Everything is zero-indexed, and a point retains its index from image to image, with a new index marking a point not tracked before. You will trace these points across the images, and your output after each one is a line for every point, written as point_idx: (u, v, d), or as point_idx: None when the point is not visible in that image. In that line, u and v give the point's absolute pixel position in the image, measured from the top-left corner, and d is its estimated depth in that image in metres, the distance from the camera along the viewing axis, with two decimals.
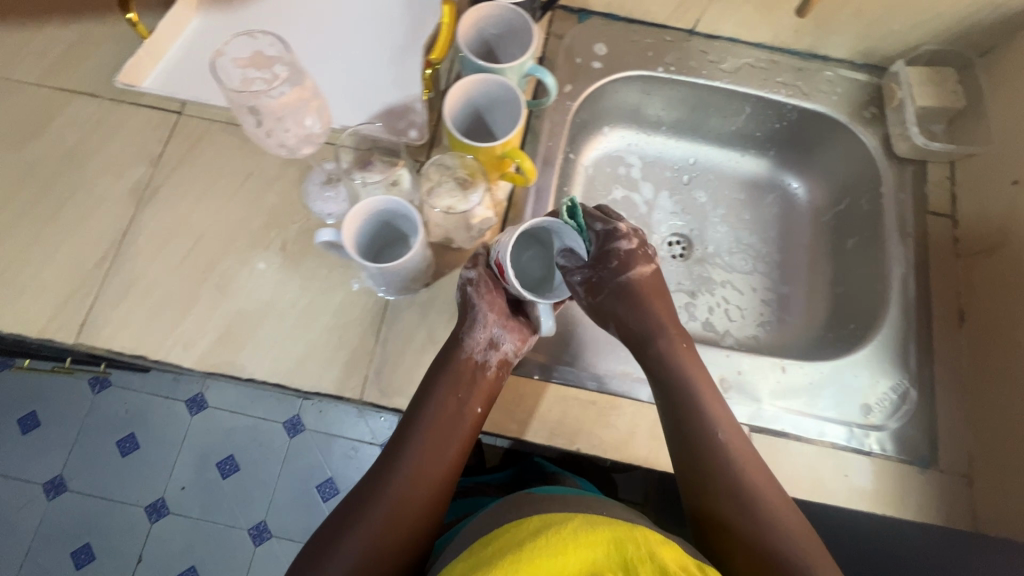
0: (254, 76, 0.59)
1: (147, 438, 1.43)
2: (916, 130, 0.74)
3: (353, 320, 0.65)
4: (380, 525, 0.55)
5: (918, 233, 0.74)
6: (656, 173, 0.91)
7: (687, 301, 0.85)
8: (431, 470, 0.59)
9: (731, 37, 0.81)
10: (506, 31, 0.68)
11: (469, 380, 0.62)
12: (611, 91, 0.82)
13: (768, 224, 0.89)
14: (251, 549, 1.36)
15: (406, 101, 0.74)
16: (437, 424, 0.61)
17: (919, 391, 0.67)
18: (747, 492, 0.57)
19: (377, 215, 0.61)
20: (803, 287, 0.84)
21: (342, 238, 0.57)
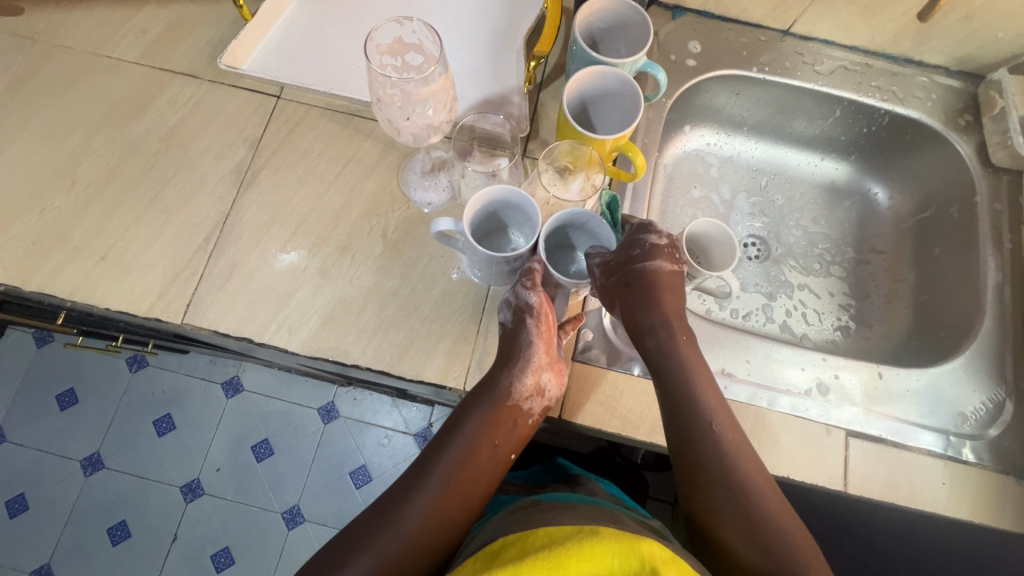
0: (388, 63, 0.60)
1: (184, 420, 1.43)
2: (1018, 139, 0.73)
3: (453, 311, 0.66)
4: (396, 543, 0.54)
5: (1014, 244, 0.73)
6: (734, 173, 0.91)
7: (765, 303, 0.85)
8: (453, 493, 0.58)
9: (827, 39, 0.80)
10: (616, 27, 0.68)
11: (505, 416, 0.60)
12: (701, 90, 0.81)
13: (845, 229, 0.89)
14: (284, 532, 1.36)
15: (502, 92, 0.74)
16: (464, 450, 0.59)
17: (1015, 402, 0.67)
18: (751, 509, 0.55)
19: (494, 204, 0.60)
20: (882, 293, 0.84)
21: (463, 228, 0.56)
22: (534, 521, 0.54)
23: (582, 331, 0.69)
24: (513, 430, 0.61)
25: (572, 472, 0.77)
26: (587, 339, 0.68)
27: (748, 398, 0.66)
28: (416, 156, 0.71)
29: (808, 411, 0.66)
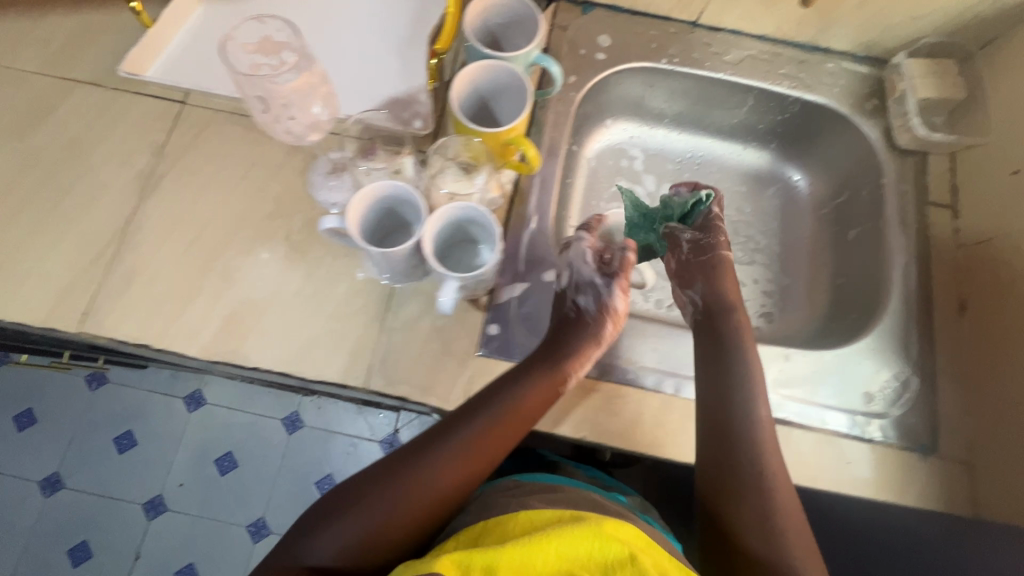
0: (262, 60, 0.67)
1: (145, 435, 1.41)
2: (917, 121, 0.74)
3: (357, 310, 0.66)
4: (396, 522, 0.51)
5: (919, 225, 0.74)
6: (659, 165, 0.92)
7: None
8: (466, 488, 0.55)
9: (734, 30, 0.81)
10: (512, 23, 0.68)
11: (532, 414, 0.58)
12: (613, 82, 0.82)
13: (770, 216, 0.89)
14: (249, 545, 1.35)
15: (409, 91, 0.74)
16: (484, 447, 0.56)
17: (919, 379, 0.68)
18: (769, 515, 0.54)
19: (392, 203, 0.61)
20: (804, 279, 0.85)
21: (347, 224, 0.56)
22: (514, 504, 0.54)
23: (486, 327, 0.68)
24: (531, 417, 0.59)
25: (550, 458, 0.73)
26: (496, 334, 0.66)
27: (652, 386, 0.65)
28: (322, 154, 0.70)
29: None
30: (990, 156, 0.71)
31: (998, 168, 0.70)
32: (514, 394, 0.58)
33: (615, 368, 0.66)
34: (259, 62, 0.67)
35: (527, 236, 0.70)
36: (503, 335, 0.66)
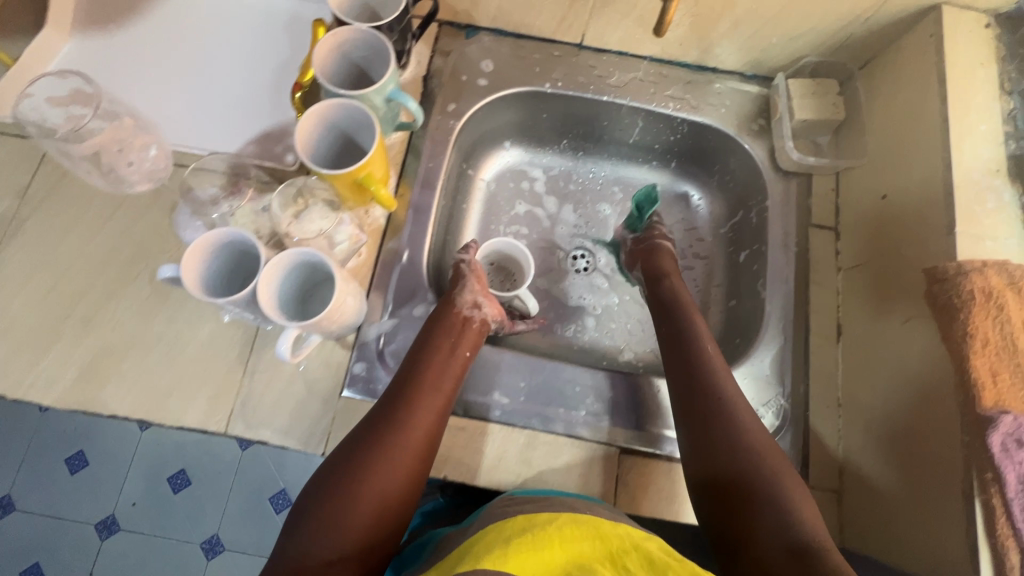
0: (74, 113, 0.66)
1: (97, 454, 1.22)
2: (790, 146, 0.75)
3: (220, 352, 0.65)
4: (370, 504, 0.52)
5: (801, 248, 0.74)
6: (561, 186, 0.90)
7: (590, 314, 0.85)
8: (424, 450, 0.57)
9: (620, 51, 0.80)
10: (373, 55, 0.66)
11: (455, 366, 0.63)
12: (498, 107, 0.81)
13: (673, 235, 0.87)
14: (203, 565, 1.23)
15: (281, 124, 0.73)
16: (423, 407, 0.59)
17: (793, 405, 0.67)
18: (738, 439, 0.58)
19: (234, 261, 0.58)
20: (700, 298, 0.83)
21: (184, 275, 0.53)
22: (500, 509, 0.48)
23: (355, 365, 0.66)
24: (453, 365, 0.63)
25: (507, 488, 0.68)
26: (363, 372, 0.66)
27: (513, 419, 0.65)
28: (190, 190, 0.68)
29: (578, 429, 0.65)
30: (866, 179, 0.71)
31: (871, 192, 0.69)
32: (435, 354, 0.63)
33: (480, 403, 0.65)
34: (72, 115, 0.66)
35: (397, 270, 0.70)
36: (371, 372, 0.66)
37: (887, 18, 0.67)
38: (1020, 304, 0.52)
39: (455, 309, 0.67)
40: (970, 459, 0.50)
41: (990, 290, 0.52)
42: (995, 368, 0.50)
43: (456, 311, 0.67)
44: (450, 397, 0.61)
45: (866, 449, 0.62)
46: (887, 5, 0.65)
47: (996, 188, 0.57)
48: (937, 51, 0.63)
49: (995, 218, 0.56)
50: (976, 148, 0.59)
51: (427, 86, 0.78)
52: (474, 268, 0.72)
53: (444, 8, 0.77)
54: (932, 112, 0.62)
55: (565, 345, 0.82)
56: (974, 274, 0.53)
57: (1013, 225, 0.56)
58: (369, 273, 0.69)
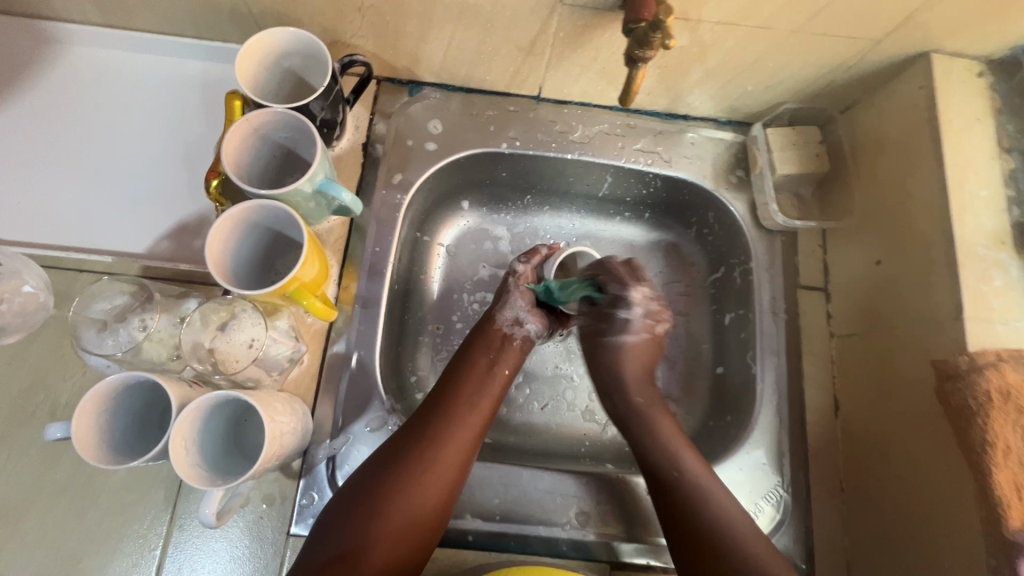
0: None
1: None
2: (775, 208, 0.68)
3: (142, 497, 0.55)
4: (396, 516, 0.52)
5: (790, 313, 0.68)
6: (527, 244, 0.79)
7: (566, 387, 0.74)
8: (457, 467, 0.55)
9: (583, 101, 0.72)
10: (298, 135, 0.56)
11: (494, 383, 0.61)
12: (451, 171, 0.72)
13: None
14: None
15: (202, 214, 0.63)
16: (459, 424, 0.57)
17: (795, 496, 0.61)
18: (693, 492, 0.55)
19: (141, 413, 0.49)
20: (685, 360, 0.75)
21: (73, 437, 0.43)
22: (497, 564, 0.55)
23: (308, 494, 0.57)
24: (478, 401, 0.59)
25: None
26: (314, 503, 0.57)
27: (490, 543, 0.58)
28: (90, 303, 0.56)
29: (560, 547, 0.58)
30: (858, 240, 0.65)
31: (864, 256, 0.64)
32: (473, 368, 0.61)
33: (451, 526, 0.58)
34: None
35: (346, 377, 0.61)
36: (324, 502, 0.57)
37: (871, 65, 0.61)
38: None
39: (495, 327, 0.65)
40: None
41: (1008, 389, 0.46)
42: (1019, 482, 0.45)
43: (495, 327, 0.65)
44: (466, 447, 0.56)
45: (875, 545, 0.57)
46: (871, 54, 0.59)
47: (1003, 263, 0.52)
48: (929, 105, 0.57)
49: (1005, 299, 0.51)
50: (978, 217, 0.53)
51: (368, 154, 0.69)
52: (524, 279, 0.67)
53: (380, 65, 0.68)
54: (928, 174, 0.56)
55: (541, 427, 0.72)
56: (989, 371, 0.47)
57: None
58: (313, 383, 0.60)
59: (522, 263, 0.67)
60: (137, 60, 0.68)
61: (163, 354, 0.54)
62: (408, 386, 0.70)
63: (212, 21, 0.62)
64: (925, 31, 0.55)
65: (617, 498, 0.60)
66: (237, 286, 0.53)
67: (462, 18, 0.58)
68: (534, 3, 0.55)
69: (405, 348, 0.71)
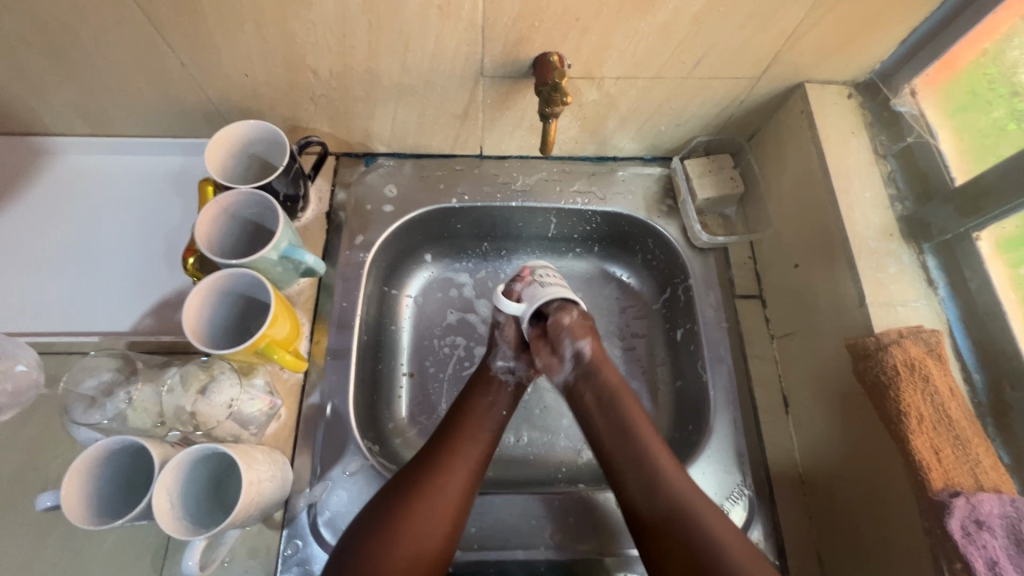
0: None
1: None
2: (697, 227, 0.76)
3: (131, 562, 0.57)
4: (410, 545, 0.52)
5: (731, 321, 0.73)
6: (489, 288, 0.85)
7: (538, 417, 0.77)
8: (463, 497, 0.56)
9: (521, 155, 0.80)
10: (263, 211, 0.63)
11: (493, 419, 0.64)
12: (410, 229, 0.79)
13: (610, 316, 0.83)
14: None
15: (183, 289, 0.70)
16: (465, 457, 0.59)
17: (759, 491, 0.64)
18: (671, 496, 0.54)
19: (124, 478, 0.52)
20: (648, 379, 0.78)
21: (64, 505, 0.46)
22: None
23: (291, 541, 0.60)
24: (488, 423, 0.63)
25: None
26: (297, 551, 0.59)
27: (470, 572, 0.60)
28: (78, 379, 0.60)
29: (537, 568, 0.60)
30: (777, 247, 0.73)
31: (787, 260, 0.70)
32: (479, 405, 0.64)
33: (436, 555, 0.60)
34: None
35: (323, 426, 0.65)
36: (307, 549, 0.59)
37: (759, 98, 0.70)
38: (941, 372, 0.52)
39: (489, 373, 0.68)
40: (936, 547, 0.48)
41: (912, 362, 0.52)
42: (935, 445, 0.49)
43: (490, 374, 0.68)
44: (475, 469, 0.59)
45: (837, 529, 0.59)
46: (755, 89, 0.68)
47: (893, 252, 0.59)
48: (811, 126, 0.66)
49: (899, 283, 0.58)
50: (866, 215, 0.61)
51: (332, 221, 0.76)
52: (509, 331, 0.70)
53: (337, 143, 0.77)
54: (820, 183, 0.64)
55: (518, 458, 0.74)
56: (893, 347, 0.52)
57: (919, 286, 0.58)
58: (292, 435, 0.65)
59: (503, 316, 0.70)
60: (122, 161, 0.77)
61: (149, 422, 0.58)
62: (386, 432, 0.72)
63: (185, 121, 0.71)
64: (793, 67, 0.65)
65: (588, 514, 0.63)
66: (212, 347, 0.58)
67: (402, 97, 0.67)
68: (461, 78, 0.64)
69: (380, 396, 0.74)
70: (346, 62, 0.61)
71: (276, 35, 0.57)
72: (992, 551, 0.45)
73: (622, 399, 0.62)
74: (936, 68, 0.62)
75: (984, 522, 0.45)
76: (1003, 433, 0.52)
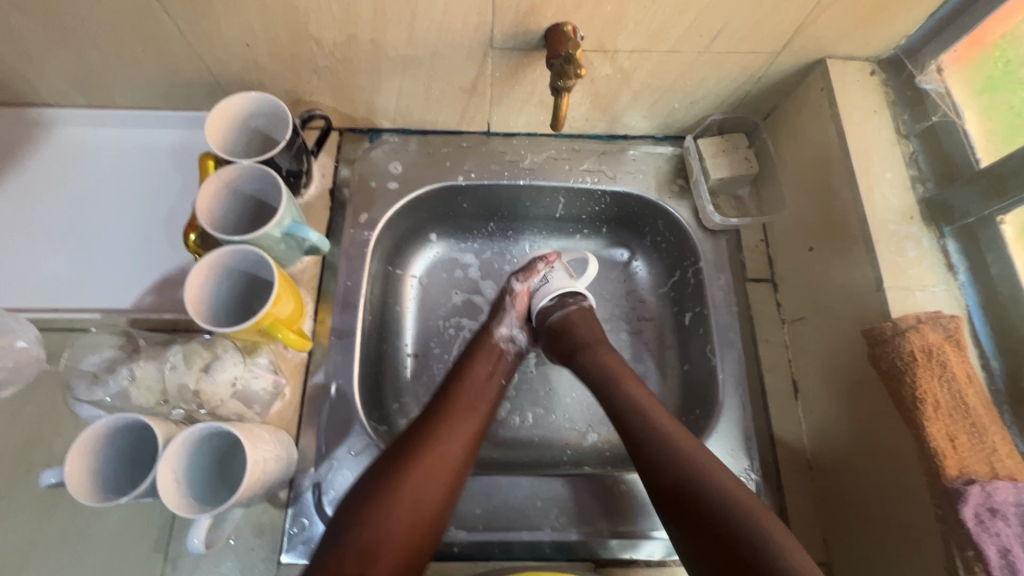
0: None
1: None
2: (710, 208, 0.74)
3: (137, 539, 0.57)
4: (405, 515, 0.51)
5: (742, 305, 0.72)
6: (496, 268, 0.83)
7: (541, 401, 0.76)
8: (459, 460, 0.56)
9: (529, 132, 0.78)
10: (265, 187, 0.62)
11: (489, 386, 0.63)
12: (415, 208, 0.77)
13: (617, 300, 0.82)
14: None
15: (185, 266, 0.68)
16: (460, 423, 0.58)
17: (766, 477, 0.64)
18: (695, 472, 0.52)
19: (129, 455, 0.52)
20: (655, 362, 0.77)
21: (68, 480, 0.46)
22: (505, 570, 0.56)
23: (298, 521, 0.60)
24: (486, 391, 0.63)
25: None
26: (303, 530, 0.59)
27: (474, 552, 0.60)
28: (80, 357, 0.59)
29: (543, 550, 0.61)
30: (791, 230, 0.71)
31: (801, 243, 0.69)
32: (473, 375, 0.63)
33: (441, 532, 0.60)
34: None
35: (327, 406, 0.64)
36: (313, 528, 0.59)
37: (777, 74, 0.68)
38: (959, 358, 0.51)
39: (493, 337, 0.68)
40: (948, 535, 0.48)
41: (929, 348, 0.50)
42: (951, 432, 0.48)
43: (492, 341, 0.68)
44: (472, 432, 0.59)
45: (847, 514, 0.59)
46: (775, 64, 0.66)
47: (914, 236, 0.58)
48: (831, 104, 0.64)
49: (918, 267, 0.56)
50: (886, 197, 0.59)
51: (336, 198, 0.75)
52: (519, 300, 0.71)
53: (341, 118, 0.75)
54: (839, 165, 0.62)
55: (523, 440, 0.73)
56: (911, 333, 0.51)
57: (938, 271, 0.56)
58: (296, 414, 0.64)
59: (519, 284, 0.71)
60: (120, 135, 0.75)
61: (151, 400, 0.57)
62: (391, 412, 0.72)
63: (184, 93, 0.69)
64: (815, 41, 0.62)
65: (593, 497, 0.62)
66: (216, 326, 0.57)
67: (407, 69, 0.65)
68: (470, 49, 0.61)
69: (385, 377, 0.74)
70: (350, 31, 0.58)
71: (278, 3, 0.54)
72: (1004, 539, 0.45)
73: (625, 384, 0.61)
74: (965, 43, 0.59)
75: (999, 510, 0.45)
76: (1019, 421, 0.51)
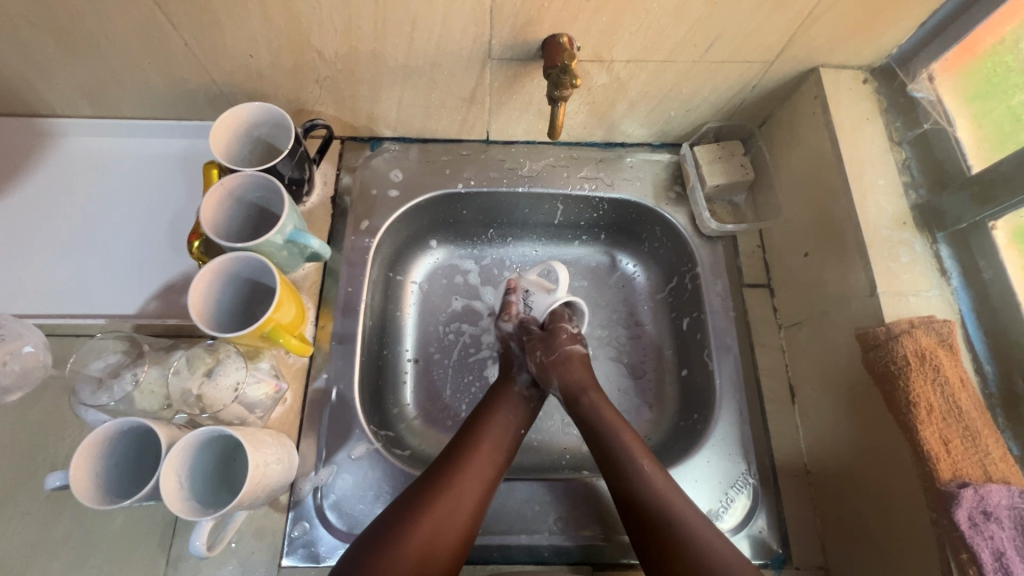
0: None
1: None
2: (706, 215, 0.75)
3: (140, 541, 0.58)
4: (416, 559, 0.52)
5: (739, 310, 0.73)
6: (495, 275, 0.84)
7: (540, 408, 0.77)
8: (474, 508, 0.56)
9: (528, 140, 0.79)
10: (267, 194, 0.63)
11: (509, 434, 0.64)
12: (415, 214, 0.78)
13: (615, 305, 0.82)
14: None
15: (189, 272, 0.70)
16: (478, 470, 0.59)
17: (765, 481, 0.64)
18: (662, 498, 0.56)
19: (133, 459, 0.52)
20: (654, 366, 0.78)
21: (74, 486, 0.47)
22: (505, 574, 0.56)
23: (299, 524, 0.60)
24: (505, 439, 0.63)
25: None
26: (304, 533, 0.60)
27: (474, 556, 0.61)
28: (86, 361, 0.61)
29: (542, 554, 0.61)
30: (786, 235, 0.71)
31: (797, 249, 0.69)
32: (495, 422, 0.64)
33: None
34: None
35: (328, 410, 0.65)
36: (314, 532, 0.60)
37: (772, 83, 0.69)
38: (952, 362, 0.51)
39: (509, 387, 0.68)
40: (943, 537, 0.48)
41: (922, 352, 0.51)
42: (944, 435, 0.49)
43: (510, 389, 0.68)
44: (491, 481, 0.59)
45: (843, 517, 0.59)
46: (769, 73, 0.67)
47: (907, 241, 0.58)
48: (825, 112, 0.65)
49: (912, 272, 0.57)
50: (880, 204, 0.60)
51: (337, 205, 0.76)
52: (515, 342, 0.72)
53: (342, 127, 0.76)
54: (833, 172, 0.63)
55: (523, 444, 0.74)
56: (904, 337, 0.52)
57: (931, 277, 0.57)
58: (297, 419, 0.65)
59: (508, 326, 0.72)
60: (126, 144, 0.76)
61: (155, 404, 0.58)
62: (391, 417, 0.73)
63: (189, 104, 0.70)
64: (807, 51, 0.63)
65: (593, 501, 0.63)
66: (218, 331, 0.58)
67: (408, 79, 0.66)
68: (469, 60, 0.63)
69: (385, 382, 0.74)
70: (352, 43, 0.60)
71: (282, 16, 0.56)
72: (998, 542, 0.45)
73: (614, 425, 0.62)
74: (956, 52, 0.60)
75: (992, 513, 0.45)
76: (1013, 425, 0.52)
